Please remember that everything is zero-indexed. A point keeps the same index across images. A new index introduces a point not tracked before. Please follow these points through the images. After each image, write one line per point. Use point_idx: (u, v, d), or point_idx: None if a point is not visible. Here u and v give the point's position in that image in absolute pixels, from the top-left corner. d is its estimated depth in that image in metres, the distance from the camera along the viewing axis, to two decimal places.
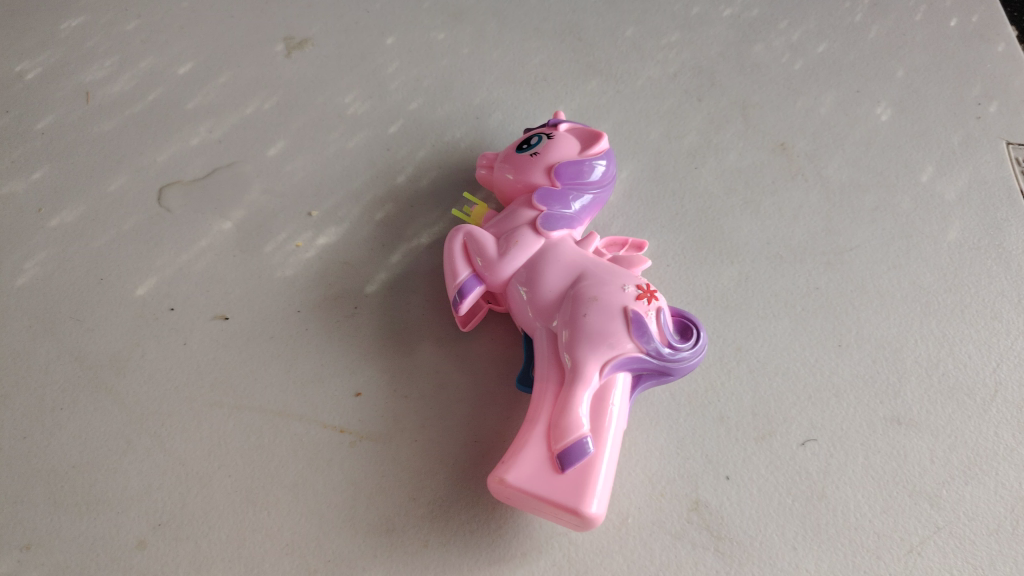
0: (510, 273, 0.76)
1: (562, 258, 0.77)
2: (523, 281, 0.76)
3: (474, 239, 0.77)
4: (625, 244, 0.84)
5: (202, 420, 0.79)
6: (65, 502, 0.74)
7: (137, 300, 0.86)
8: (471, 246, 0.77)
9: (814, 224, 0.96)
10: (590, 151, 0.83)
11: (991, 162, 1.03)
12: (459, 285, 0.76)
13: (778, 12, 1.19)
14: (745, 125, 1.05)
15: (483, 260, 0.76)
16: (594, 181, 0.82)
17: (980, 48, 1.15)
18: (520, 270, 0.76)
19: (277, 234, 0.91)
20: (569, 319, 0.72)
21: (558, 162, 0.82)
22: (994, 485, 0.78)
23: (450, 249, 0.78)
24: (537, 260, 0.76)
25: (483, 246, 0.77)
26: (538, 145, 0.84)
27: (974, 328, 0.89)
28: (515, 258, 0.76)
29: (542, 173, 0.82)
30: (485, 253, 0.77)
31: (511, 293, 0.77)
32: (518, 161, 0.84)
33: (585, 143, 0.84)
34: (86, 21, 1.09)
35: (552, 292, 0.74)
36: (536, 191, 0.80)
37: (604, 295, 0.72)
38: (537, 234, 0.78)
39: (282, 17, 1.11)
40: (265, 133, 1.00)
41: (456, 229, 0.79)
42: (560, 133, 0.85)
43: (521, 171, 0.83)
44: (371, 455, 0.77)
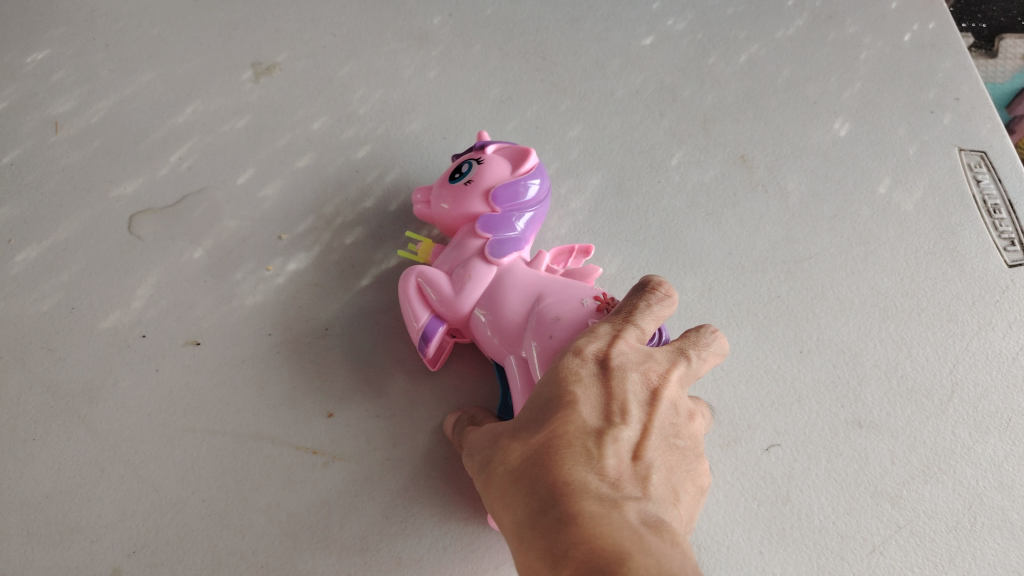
0: (470, 306, 0.77)
1: (516, 283, 0.77)
2: (483, 310, 0.76)
3: (427, 280, 0.78)
4: (571, 253, 0.86)
5: (175, 446, 0.80)
6: (38, 533, 0.74)
7: (109, 329, 0.86)
8: (427, 287, 0.78)
9: (775, 233, 0.99)
10: (520, 172, 0.84)
11: (944, 168, 1.06)
12: (423, 329, 0.78)
13: (736, 26, 1.22)
14: (706, 139, 1.07)
15: (442, 300, 0.77)
16: (529, 201, 0.83)
17: (931, 57, 1.19)
18: (479, 301, 0.77)
19: (247, 259, 0.92)
20: (534, 343, 0.71)
21: (492, 188, 0.82)
22: (951, 483, 0.81)
23: (406, 296, 0.79)
24: (495, 289, 0.77)
25: (438, 285, 0.78)
26: (470, 173, 0.84)
27: (931, 331, 0.91)
28: (471, 291, 0.77)
29: (481, 201, 0.82)
30: (442, 292, 0.77)
31: (476, 326, 0.78)
32: (453, 190, 0.84)
33: (514, 165, 0.84)
34: (54, 52, 1.10)
35: (514, 318, 0.74)
36: (478, 220, 0.81)
37: (566, 313, 0.72)
38: (489, 263, 0.79)
39: (249, 43, 1.13)
40: (234, 159, 1.01)
41: (408, 273, 0.79)
42: (488, 157, 0.85)
43: (458, 203, 0.83)
44: (344, 475, 0.78)
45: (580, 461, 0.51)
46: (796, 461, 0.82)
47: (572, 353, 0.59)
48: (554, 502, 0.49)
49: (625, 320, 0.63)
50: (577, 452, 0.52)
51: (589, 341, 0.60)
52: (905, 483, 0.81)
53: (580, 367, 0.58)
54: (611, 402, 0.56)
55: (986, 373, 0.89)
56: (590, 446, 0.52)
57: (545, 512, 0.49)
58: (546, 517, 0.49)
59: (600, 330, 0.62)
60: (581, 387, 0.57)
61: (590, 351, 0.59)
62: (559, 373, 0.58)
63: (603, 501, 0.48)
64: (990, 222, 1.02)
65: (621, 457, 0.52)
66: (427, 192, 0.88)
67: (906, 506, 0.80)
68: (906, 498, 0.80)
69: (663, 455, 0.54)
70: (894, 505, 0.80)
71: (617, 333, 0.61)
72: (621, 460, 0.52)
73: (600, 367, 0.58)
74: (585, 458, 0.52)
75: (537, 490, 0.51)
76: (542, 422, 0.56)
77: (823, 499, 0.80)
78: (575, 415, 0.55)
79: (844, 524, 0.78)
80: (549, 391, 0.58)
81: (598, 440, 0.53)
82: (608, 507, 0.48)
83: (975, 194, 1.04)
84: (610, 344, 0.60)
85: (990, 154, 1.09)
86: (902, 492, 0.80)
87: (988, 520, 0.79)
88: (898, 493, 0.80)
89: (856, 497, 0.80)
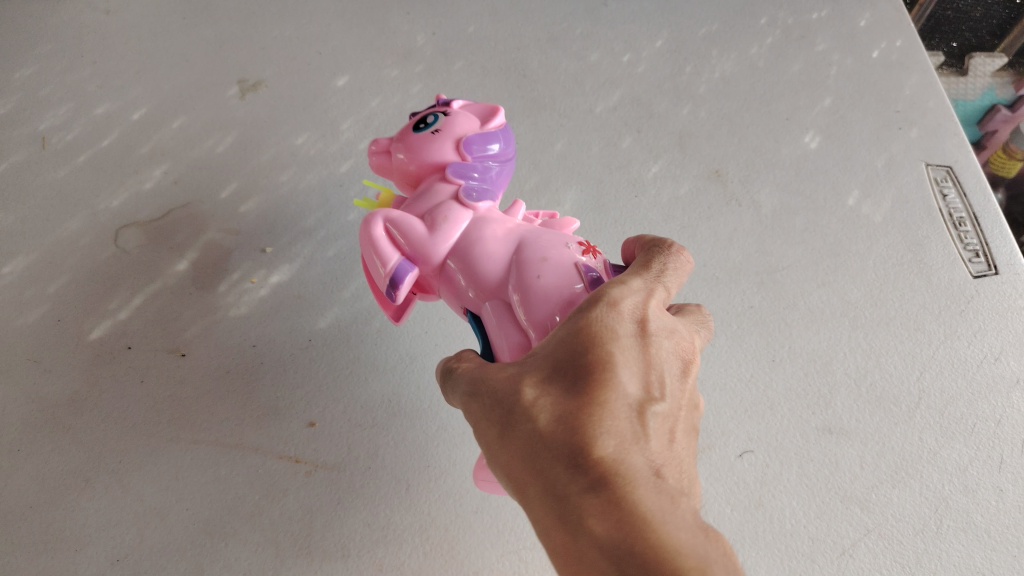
0: (446, 251, 0.65)
1: (498, 229, 0.66)
2: (463, 257, 0.64)
3: (400, 222, 0.65)
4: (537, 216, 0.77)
5: (159, 456, 0.81)
6: (24, 543, 0.76)
7: (94, 341, 0.88)
8: (399, 230, 0.65)
9: (748, 246, 1.01)
10: (491, 125, 0.73)
11: (911, 182, 1.10)
12: (393, 273, 0.64)
13: (710, 44, 1.25)
14: (681, 154, 1.10)
15: (414, 242, 0.65)
16: (501, 153, 0.72)
17: (900, 75, 1.22)
18: (456, 246, 0.65)
19: (231, 271, 0.94)
20: (520, 284, 0.62)
21: (465, 135, 0.71)
22: (919, 487, 0.84)
23: (373, 237, 0.64)
24: (473, 231, 0.65)
25: (410, 227, 0.65)
26: (438, 122, 0.72)
27: (900, 340, 0.94)
28: (447, 236, 0.65)
29: (452, 148, 0.70)
30: (415, 234, 0.65)
31: (450, 275, 0.65)
32: (417, 139, 0.71)
33: (484, 119, 0.73)
34: (41, 69, 1.12)
35: (496, 262, 0.64)
36: (449, 166, 0.69)
37: (552, 253, 0.63)
38: (464, 207, 0.67)
39: (235, 60, 1.15)
40: (219, 174, 1.03)
41: (376, 216, 0.65)
42: (456, 110, 0.74)
43: (423, 149, 0.70)
44: (326, 483, 0.80)
45: (626, 438, 0.49)
46: (768, 466, 0.84)
47: (608, 305, 0.54)
48: (603, 481, 0.47)
49: (656, 278, 0.58)
50: (623, 431, 0.49)
51: (625, 295, 0.55)
52: (874, 488, 0.84)
53: (618, 326, 0.53)
54: (648, 370, 0.52)
55: (952, 380, 0.91)
56: (634, 422, 0.50)
57: (592, 489, 0.47)
58: (595, 495, 0.47)
59: (632, 284, 0.57)
60: (620, 347, 0.52)
61: (626, 308, 0.54)
62: (594, 326, 0.53)
63: (658, 494, 0.47)
64: (956, 234, 1.05)
65: (660, 437, 0.50)
66: (385, 142, 0.74)
67: (874, 510, 0.82)
68: (875, 503, 0.83)
69: (688, 433, 0.53)
70: (863, 510, 0.82)
71: (651, 292, 0.57)
72: (663, 439, 0.50)
73: (638, 325, 0.54)
74: (630, 435, 0.49)
75: (581, 466, 0.48)
76: (573, 381, 0.51)
77: (794, 504, 0.82)
78: (617, 383, 0.50)
79: (815, 527, 0.81)
80: (583, 345, 0.52)
81: (640, 416, 0.50)
82: (663, 501, 0.46)
83: (941, 207, 1.07)
84: (645, 302, 0.56)
85: (955, 169, 1.12)
86: (871, 497, 0.83)
87: (954, 523, 0.82)
88: (867, 498, 0.83)
89: (826, 501, 0.83)
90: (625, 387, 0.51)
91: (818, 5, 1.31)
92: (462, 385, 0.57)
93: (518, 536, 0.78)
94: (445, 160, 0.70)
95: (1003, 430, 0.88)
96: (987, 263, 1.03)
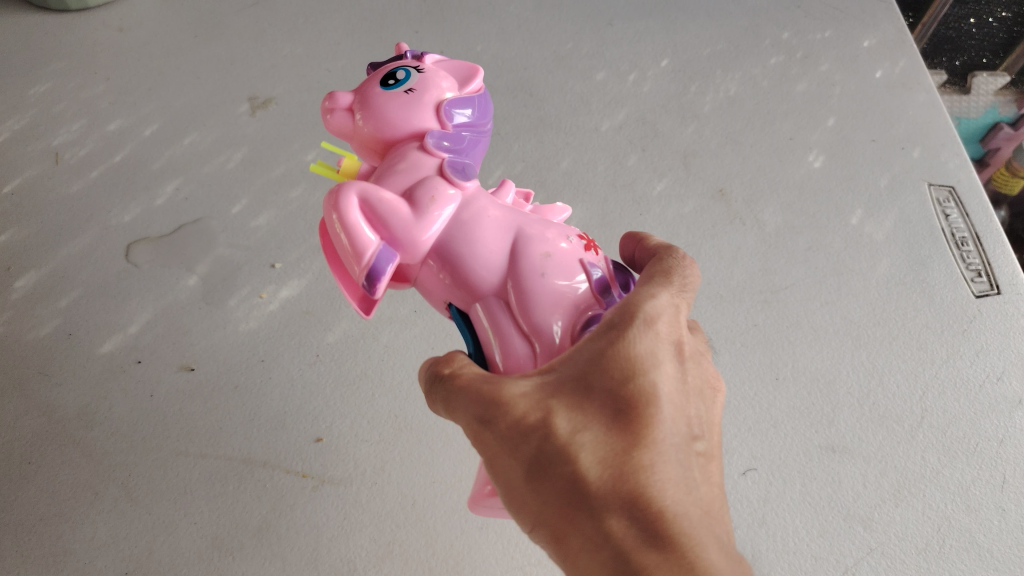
0: (433, 239, 0.53)
1: (491, 211, 0.55)
2: (454, 247, 0.53)
3: (377, 202, 0.52)
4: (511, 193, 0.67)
5: (169, 469, 0.82)
6: (33, 555, 0.77)
7: (104, 355, 0.89)
8: (375, 212, 0.52)
9: (751, 264, 1.02)
10: (470, 90, 0.62)
11: (914, 202, 1.10)
12: (369, 268, 0.51)
13: (715, 64, 1.26)
14: (686, 173, 1.12)
15: (396, 228, 0.52)
16: (482, 124, 0.61)
17: (903, 95, 1.23)
18: (442, 232, 0.53)
19: (240, 287, 0.95)
20: (523, 283, 0.52)
21: (445, 100, 0.59)
22: (921, 506, 0.84)
23: (343, 218, 0.51)
24: (464, 215, 0.54)
25: (390, 207, 0.52)
26: (410, 80, 0.59)
27: (902, 359, 0.95)
28: (433, 219, 0.53)
29: (430, 114, 0.58)
30: (396, 219, 0.52)
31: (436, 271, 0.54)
32: (387, 99, 0.58)
33: (460, 82, 0.62)
34: (55, 85, 1.14)
35: (493, 255, 0.53)
36: (428, 134, 0.57)
37: (557, 245, 0.54)
38: (452, 185, 0.55)
39: (246, 78, 1.16)
40: (229, 190, 1.04)
41: (345, 195, 0.51)
42: (430, 67, 0.62)
43: (396, 114, 0.58)
44: (333, 499, 0.81)
45: (677, 482, 0.45)
46: (771, 485, 0.85)
47: (645, 324, 0.48)
48: (665, 535, 0.43)
49: (683, 286, 0.53)
50: (672, 474, 0.45)
51: (662, 311, 0.50)
52: (876, 506, 0.84)
53: (657, 350, 0.48)
54: (684, 398, 0.48)
55: (954, 400, 0.92)
56: (678, 461, 0.45)
57: (652, 545, 0.42)
58: (656, 552, 0.42)
59: (664, 293, 0.51)
60: (661, 376, 0.47)
61: (664, 327, 0.49)
62: (632, 351, 0.47)
63: (717, 548, 0.43)
64: (958, 254, 1.05)
65: (702, 474, 0.47)
66: (342, 98, 0.60)
67: (877, 528, 0.83)
68: (877, 521, 0.83)
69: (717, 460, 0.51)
70: (866, 528, 0.83)
71: (682, 304, 0.52)
72: (707, 479, 0.47)
73: (674, 347, 0.49)
74: (678, 478, 0.45)
75: (636, 519, 0.43)
76: (612, 415, 0.46)
77: (797, 522, 0.83)
78: (660, 418, 0.46)
79: (818, 546, 0.82)
80: (621, 372, 0.46)
81: (683, 453, 0.46)
82: (723, 557, 0.43)
83: (944, 227, 1.08)
84: (677, 319, 0.50)
85: (958, 189, 1.13)
86: (874, 515, 0.84)
87: (956, 542, 0.82)
88: (870, 516, 0.84)
89: (829, 520, 0.84)
90: (667, 419, 0.46)
91: (821, 26, 1.33)
92: (468, 407, 0.48)
93: (523, 552, 0.79)
94: (423, 127, 0.58)
95: (1006, 449, 0.88)
96: (989, 283, 1.03)
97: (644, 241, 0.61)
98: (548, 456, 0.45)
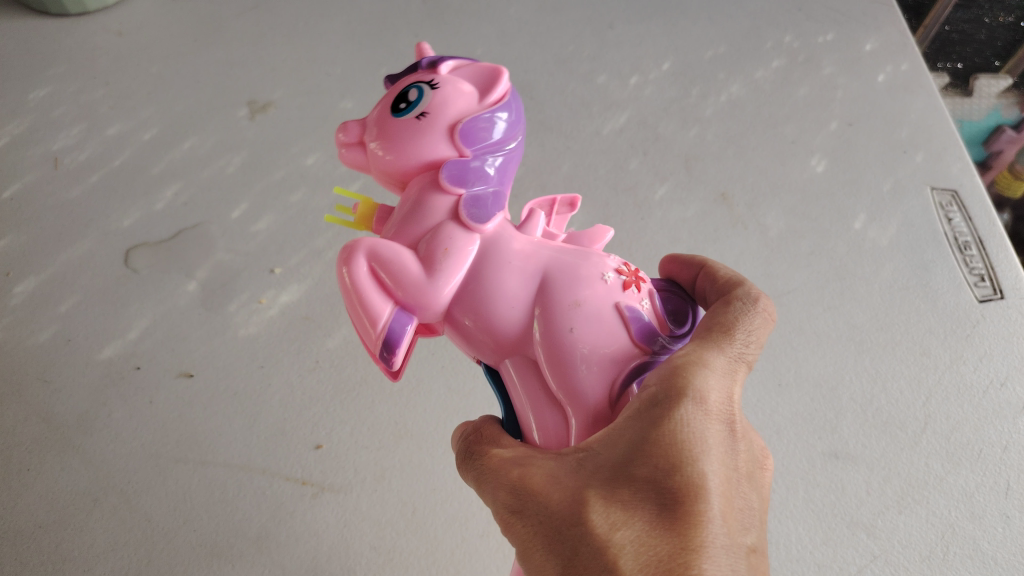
0: (451, 293, 0.51)
1: (513, 260, 0.52)
2: (473, 307, 0.51)
3: (387, 261, 0.50)
4: (555, 204, 0.63)
5: (167, 477, 0.82)
6: (31, 562, 0.76)
7: (104, 361, 0.88)
8: (388, 275, 0.50)
9: (753, 268, 1.02)
10: (493, 96, 0.56)
11: (916, 206, 1.10)
12: (386, 333, 0.50)
13: (716, 67, 1.26)
14: (688, 177, 1.11)
15: (407, 287, 0.50)
16: (508, 136, 0.56)
17: (905, 99, 1.23)
18: (461, 287, 0.52)
19: (240, 292, 0.95)
20: (548, 341, 0.50)
21: (461, 119, 0.55)
22: (925, 513, 0.84)
23: (355, 285, 0.50)
24: (483, 270, 0.52)
25: (401, 267, 0.50)
26: (422, 101, 0.55)
27: (905, 365, 0.94)
28: (448, 275, 0.51)
29: (445, 142, 0.55)
30: (408, 280, 0.50)
31: (457, 325, 0.52)
32: (398, 129, 0.55)
33: (481, 89, 0.57)
34: (54, 89, 1.13)
35: (517, 309, 0.51)
36: (442, 167, 0.54)
37: (588, 293, 0.51)
38: (469, 229, 0.53)
39: (246, 81, 1.16)
40: (229, 195, 1.03)
41: (354, 258, 0.50)
42: (445, 77, 0.57)
43: (407, 146, 0.55)
44: (332, 506, 0.80)
45: None
46: (774, 491, 0.85)
47: (693, 401, 0.44)
48: None
49: (739, 354, 0.49)
50: None
51: (712, 385, 0.46)
52: (880, 513, 0.84)
53: (706, 431, 0.44)
54: (735, 488, 0.43)
55: (957, 406, 0.91)
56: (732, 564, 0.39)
57: None
58: None
59: (714, 362, 0.47)
60: (710, 461, 0.42)
61: (714, 404, 0.45)
62: (680, 434, 0.43)
63: None
64: (961, 259, 1.05)
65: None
66: (356, 131, 0.58)
67: (880, 535, 0.82)
68: (881, 529, 0.83)
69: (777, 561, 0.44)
70: (869, 535, 0.82)
71: (734, 375, 0.47)
72: None
73: (727, 428, 0.45)
74: None
75: None
76: (656, 509, 0.41)
77: (800, 530, 0.83)
78: (709, 511, 0.40)
79: (821, 553, 0.82)
80: (667, 459, 0.42)
81: (736, 554, 0.40)
82: None
83: (947, 231, 1.08)
84: (730, 395, 0.47)
85: (960, 193, 1.12)
86: (877, 523, 0.83)
87: (961, 550, 0.81)
88: (873, 523, 0.83)
89: (832, 527, 0.83)
90: (716, 512, 0.41)
91: (823, 29, 1.32)
92: (500, 493, 0.46)
93: None
94: (438, 159, 0.55)
95: (1010, 456, 0.88)
96: (992, 287, 1.03)
97: (708, 267, 0.57)
98: (583, 559, 0.40)
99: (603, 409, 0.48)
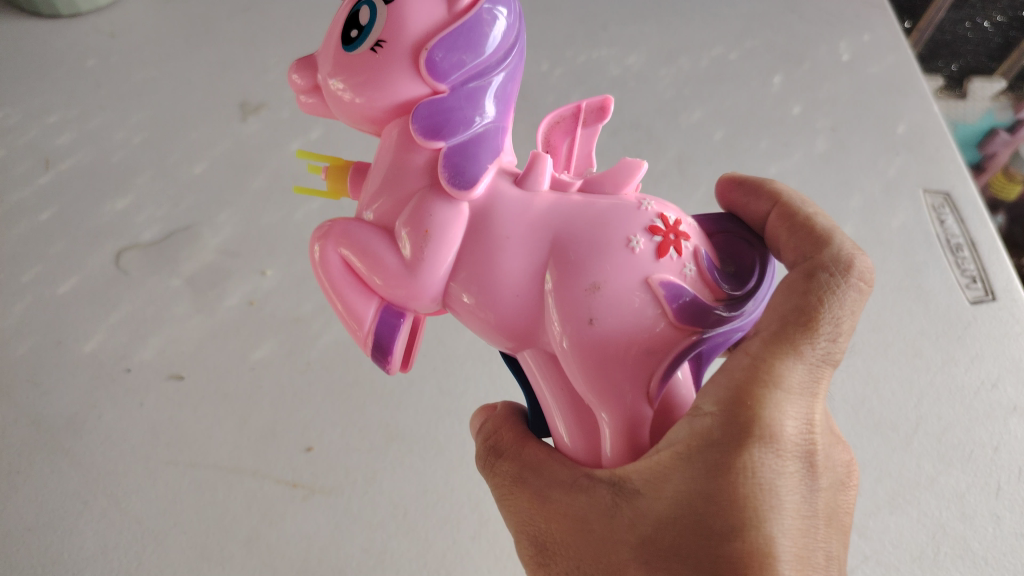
0: (443, 276, 0.46)
1: (519, 232, 0.46)
2: (475, 289, 0.46)
3: (359, 249, 0.46)
4: (579, 113, 0.55)
5: (158, 477, 0.82)
6: (19, 565, 0.76)
7: (93, 363, 0.88)
8: (363, 270, 0.47)
9: None
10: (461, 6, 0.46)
11: (908, 208, 1.10)
12: (374, 335, 0.48)
13: (708, 68, 1.26)
14: (680, 177, 1.11)
15: (387, 281, 0.46)
16: (492, 57, 0.48)
17: (898, 100, 1.23)
18: (455, 268, 0.46)
19: (230, 294, 0.94)
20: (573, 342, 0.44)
21: (425, 43, 0.46)
22: (916, 514, 0.84)
23: (333, 284, 0.47)
24: (480, 249, 0.46)
25: (376, 256, 0.46)
26: (375, 26, 0.47)
27: (897, 365, 0.94)
28: (433, 261, 0.46)
29: (411, 75, 0.47)
30: (385, 273, 0.46)
31: (457, 307, 0.48)
32: (353, 65, 0.48)
33: None
34: (45, 90, 1.13)
35: (522, 295, 0.46)
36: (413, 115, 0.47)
37: (612, 273, 0.44)
38: (453, 199, 0.46)
39: (237, 82, 1.16)
40: (220, 196, 1.03)
41: (324, 247, 0.47)
42: None
43: (369, 86, 0.48)
44: (322, 508, 0.80)
45: None
46: None
47: (763, 443, 0.43)
48: None
49: (823, 359, 0.46)
50: None
51: (786, 415, 0.44)
52: (872, 514, 0.84)
53: (777, 474, 0.43)
54: (808, 532, 0.43)
55: (949, 407, 0.91)
56: None
57: None
58: None
59: (792, 380, 0.44)
60: (779, 514, 0.42)
61: (786, 438, 0.43)
62: (745, 488, 0.42)
63: None
64: (953, 261, 1.05)
65: None
66: (311, 72, 0.51)
67: (872, 536, 0.83)
68: (872, 529, 0.83)
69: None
70: (860, 536, 0.83)
71: (812, 391, 0.45)
72: None
73: (802, 465, 0.44)
74: None
75: None
76: None
77: None
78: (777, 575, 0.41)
79: None
80: (732, 519, 0.41)
81: None
82: None
83: (938, 233, 1.08)
84: (807, 419, 0.45)
85: (952, 195, 1.12)
86: (869, 523, 0.83)
87: (951, 549, 0.82)
88: (865, 524, 0.83)
89: None
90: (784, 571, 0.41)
91: (815, 30, 1.33)
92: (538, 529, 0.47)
93: (514, 562, 0.78)
94: (409, 98, 0.48)
95: (1000, 456, 0.88)
96: (984, 289, 1.03)
97: (784, 204, 0.52)
98: None
99: (641, 410, 0.45)
